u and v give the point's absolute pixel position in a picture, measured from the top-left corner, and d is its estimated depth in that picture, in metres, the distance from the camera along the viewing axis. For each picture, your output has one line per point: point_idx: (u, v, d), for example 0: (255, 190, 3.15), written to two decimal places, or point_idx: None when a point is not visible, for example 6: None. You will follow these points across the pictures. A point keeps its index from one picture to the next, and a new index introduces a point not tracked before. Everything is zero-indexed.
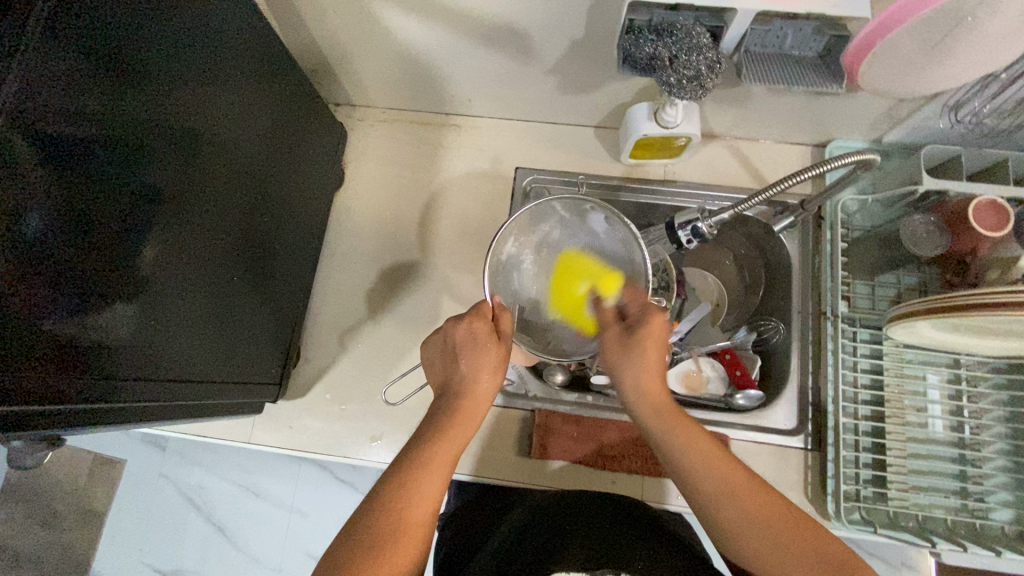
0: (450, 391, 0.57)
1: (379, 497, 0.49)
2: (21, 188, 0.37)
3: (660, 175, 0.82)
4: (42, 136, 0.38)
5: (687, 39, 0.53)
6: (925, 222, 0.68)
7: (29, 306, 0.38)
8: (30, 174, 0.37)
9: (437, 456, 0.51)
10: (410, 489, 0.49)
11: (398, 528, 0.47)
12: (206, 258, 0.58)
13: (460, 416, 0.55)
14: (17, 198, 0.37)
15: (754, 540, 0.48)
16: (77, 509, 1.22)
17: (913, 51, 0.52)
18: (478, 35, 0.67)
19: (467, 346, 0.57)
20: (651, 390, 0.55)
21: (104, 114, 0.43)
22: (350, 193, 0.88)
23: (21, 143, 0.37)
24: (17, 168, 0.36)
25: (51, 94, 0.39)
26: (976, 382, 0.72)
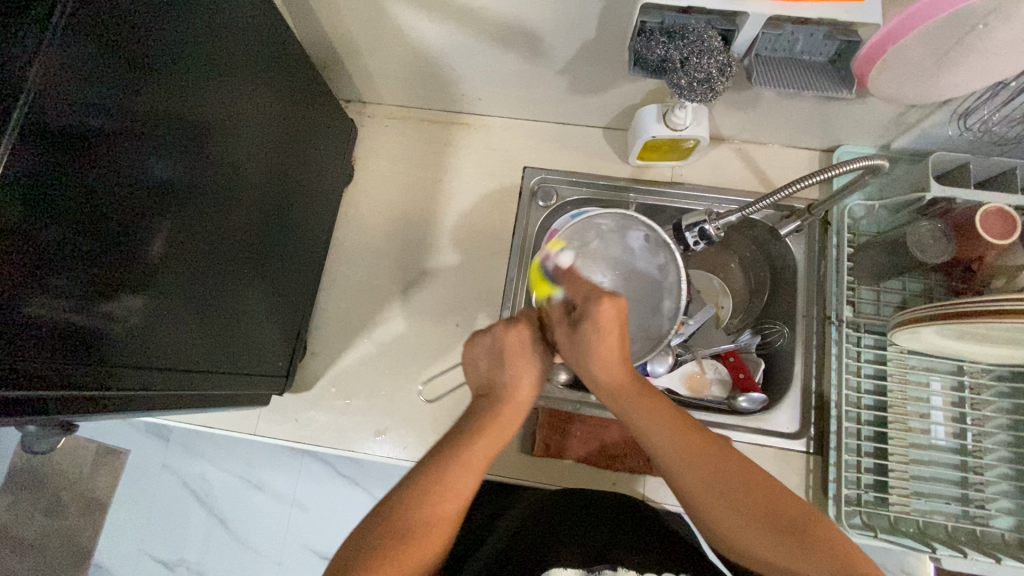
0: (492, 397, 0.58)
1: (410, 486, 0.50)
2: (36, 177, 0.38)
3: (668, 177, 0.83)
4: (58, 126, 0.39)
5: (698, 41, 0.53)
6: (932, 228, 0.67)
7: (42, 293, 0.39)
8: (45, 164, 0.38)
9: (474, 455, 0.52)
10: (441, 482, 0.50)
11: (431, 521, 0.48)
12: (216, 252, 0.58)
13: (495, 420, 0.56)
14: (31, 187, 0.37)
15: (703, 499, 0.50)
16: (81, 497, 1.23)
17: (924, 57, 0.52)
18: (489, 34, 0.67)
19: (519, 351, 0.59)
20: (611, 365, 0.55)
21: (119, 105, 0.43)
22: (359, 189, 0.89)
23: (37, 133, 0.37)
24: (34, 157, 0.37)
25: (67, 86, 0.39)
26: (979, 390, 0.72)
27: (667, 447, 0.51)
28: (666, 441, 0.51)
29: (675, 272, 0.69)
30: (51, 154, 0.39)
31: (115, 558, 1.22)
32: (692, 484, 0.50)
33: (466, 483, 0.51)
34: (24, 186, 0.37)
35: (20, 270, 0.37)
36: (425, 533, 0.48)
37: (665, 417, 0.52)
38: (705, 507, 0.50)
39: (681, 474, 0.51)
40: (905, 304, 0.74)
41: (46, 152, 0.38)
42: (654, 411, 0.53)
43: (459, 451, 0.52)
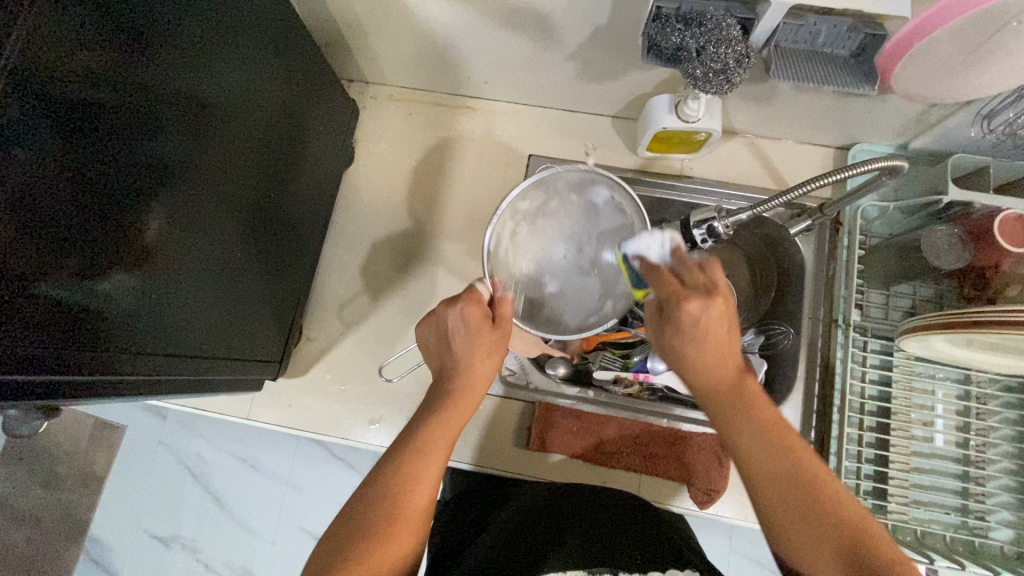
0: (448, 376, 0.56)
1: (378, 488, 0.48)
2: (20, 151, 0.36)
3: (677, 171, 0.81)
4: (47, 100, 0.37)
5: (716, 30, 0.50)
6: (949, 233, 0.65)
7: (32, 274, 0.38)
8: (32, 137, 0.37)
9: (436, 442, 0.51)
10: (404, 479, 0.49)
11: (395, 515, 0.47)
12: (211, 234, 0.57)
13: (450, 408, 0.54)
14: (17, 160, 0.36)
15: (788, 523, 0.43)
16: (78, 471, 1.23)
17: (951, 55, 0.50)
18: (498, 15, 0.65)
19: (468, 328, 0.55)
20: (712, 366, 0.49)
21: (110, 80, 0.41)
22: (360, 172, 0.87)
23: (26, 104, 0.36)
24: (19, 132, 0.36)
25: (56, 59, 0.38)
26: (985, 400, 0.70)
27: (762, 456, 0.45)
28: (764, 449, 0.45)
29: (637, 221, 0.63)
30: (38, 129, 0.37)
31: (110, 533, 1.23)
32: (783, 497, 0.44)
33: (431, 473, 0.50)
34: (9, 161, 0.35)
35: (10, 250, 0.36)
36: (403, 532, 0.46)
37: (775, 426, 0.47)
38: (786, 526, 0.43)
39: (771, 494, 0.44)
40: (914, 310, 0.72)
41: (33, 128, 0.37)
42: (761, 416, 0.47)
43: (418, 447, 0.50)
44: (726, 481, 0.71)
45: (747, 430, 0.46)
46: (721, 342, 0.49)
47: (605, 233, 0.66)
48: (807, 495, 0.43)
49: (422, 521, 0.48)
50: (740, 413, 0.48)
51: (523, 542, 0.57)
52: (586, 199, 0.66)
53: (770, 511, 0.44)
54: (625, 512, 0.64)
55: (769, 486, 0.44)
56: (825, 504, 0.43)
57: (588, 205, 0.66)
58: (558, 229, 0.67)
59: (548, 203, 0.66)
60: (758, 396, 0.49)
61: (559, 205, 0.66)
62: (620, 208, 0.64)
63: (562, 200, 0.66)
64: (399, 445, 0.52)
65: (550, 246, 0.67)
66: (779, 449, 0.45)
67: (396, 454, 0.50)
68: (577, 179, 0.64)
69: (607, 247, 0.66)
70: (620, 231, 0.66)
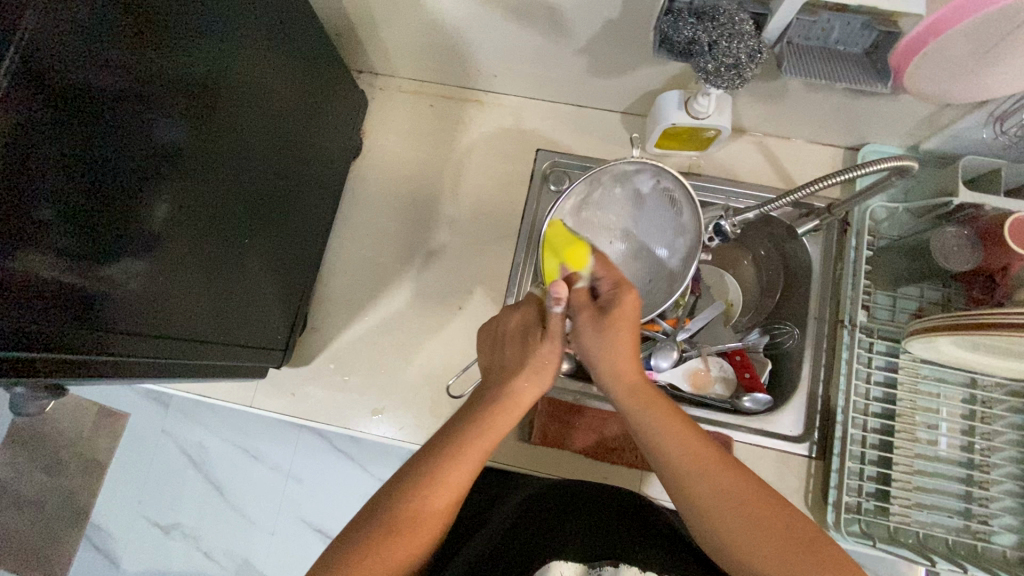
0: (496, 381, 0.56)
1: (411, 483, 0.48)
2: (29, 135, 0.36)
3: (686, 167, 0.80)
4: (56, 79, 0.37)
5: (729, 24, 0.50)
6: (958, 235, 0.65)
7: (38, 254, 0.38)
8: (41, 120, 0.36)
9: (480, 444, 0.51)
10: (438, 478, 0.49)
11: (409, 520, 0.47)
12: (218, 220, 0.57)
13: (501, 412, 0.53)
14: (26, 142, 0.36)
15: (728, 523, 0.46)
16: (81, 456, 1.24)
17: (965, 52, 0.50)
18: (509, 7, 0.65)
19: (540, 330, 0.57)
20: (620, 371, 0.54)
21: (120, 61, 0.41)
22: (367, 163, 0.87)
23: (31, 85, 0.36)
24: (27, 110, 0.36)
25: (66, 38, 0.38)
26: (991, 404, 0.70)
27: (672, 453, 0.49)
28: (683, 453, 0.49)
29: (684, 203, 0.63)
30: (48, 108, 0.37)
31: (111, 518, 1.24)
32: (711, 501, 0.47)
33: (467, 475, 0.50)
34: (19, 139, 0.35)
35: (18, 228, 0.36)
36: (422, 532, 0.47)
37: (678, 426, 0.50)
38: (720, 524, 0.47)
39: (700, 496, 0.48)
40: (921, 312, 0.72)
41: (45, 108, 0.37)
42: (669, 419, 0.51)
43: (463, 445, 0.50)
44: None
45: (663, 435, 0.50)
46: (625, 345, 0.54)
47: (653, 218, 0.68)
48: (731, 498, 0.47)
49: (434, 527, 0.48)
50: (649, 419, 0.51)
51: (521, 538, 0.57)
52: (631, 189, 0.67)
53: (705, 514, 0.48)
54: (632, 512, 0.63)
55: (695, 489, 0.48)
56: (748, 497, 0.47)
57: (632, 197, 0.68)
58: (608, 220, 0.69)
59: (592, 193, 0.67)
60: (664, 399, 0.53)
61: (607, 196, 0.68)
62: (667, 198, 0.65)
63: (605, 191, 0.67)
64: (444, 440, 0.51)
65: (601, 235, 0.69)
66: (693, 450, 0.49)
67: (435, 451, 0.50)
68: (620, 173, 0.66)
69: (655, 232, 0.68)
70: (665, 214, 0.67)
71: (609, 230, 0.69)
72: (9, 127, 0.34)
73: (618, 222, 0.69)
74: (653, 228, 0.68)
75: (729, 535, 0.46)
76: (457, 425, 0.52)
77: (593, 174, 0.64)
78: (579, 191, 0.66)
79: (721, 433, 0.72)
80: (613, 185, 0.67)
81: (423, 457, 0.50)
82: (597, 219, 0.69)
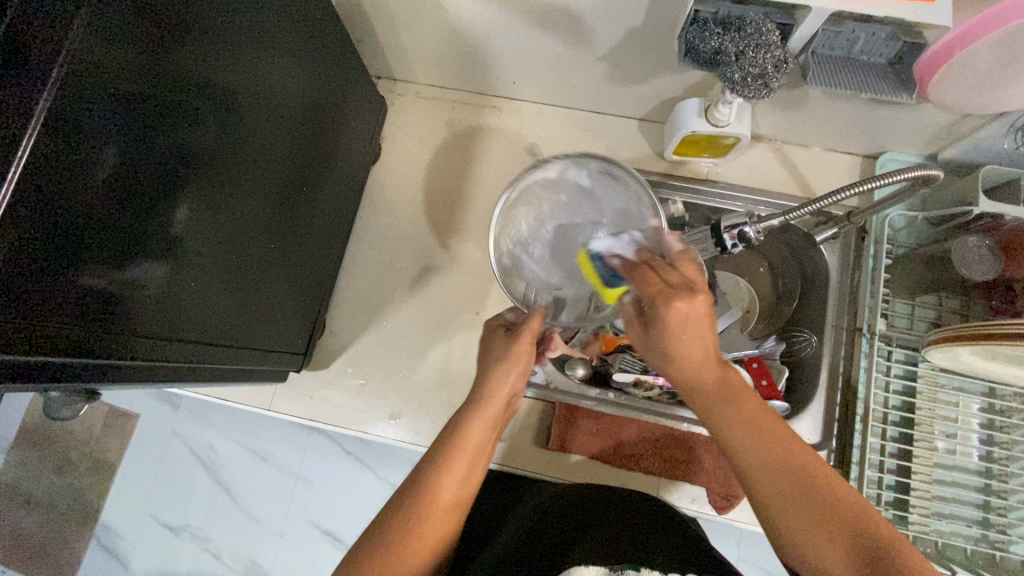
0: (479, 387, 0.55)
1: (398, 508, 0.48)
2: (63, 142, 0.37)
3: (703, 175, 0.81)
4: (87, 89, 0.38)
5: (755, 35, 0.50)
6: (979, 245, 0.65)
7: (68, 261, 0.38)
8: (72, 127, 0.37)
9: (463, 459, 0.50)
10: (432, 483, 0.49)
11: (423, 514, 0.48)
12: (240, 227, 0.57)
13: (475, 422, 0.52)
14: (57, 149, 0.36)
15: (792, 524, 0.43)
16: (91, 457, 1.25)
17: (991, 63, 0.50)
18: (532, 14, 0.65)
19: (499, 343, 0.56)
20: (697, 364, 0.47)
21: (146, 72, 0.42)
22: (384, 168, 0.87)
23: (64, 93, 0.37)
24: (59, 117, 0.36)
25: (100, 52, 0.39)
26: (1009, 413, 0.70)
27: (756, 458, 0.44)
28: (756, 449, 0.45)
29: (628, 175, 0.64)
30: (79, 118, 0.38)
31: (120, 520, 1.24)
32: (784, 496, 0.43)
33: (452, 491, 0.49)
34: (50, 144, 0.36)
35: (49, 235, 0.37)
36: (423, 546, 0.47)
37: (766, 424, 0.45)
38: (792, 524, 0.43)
39: (775, 494, 0.44)
40: (939, 321, 0.72)
41: (75, 118, 0.37)
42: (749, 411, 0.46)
43: (446, 462, 0.50)
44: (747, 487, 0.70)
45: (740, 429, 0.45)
46: (703, 338, 0.46)
47: (608, 207, 0.66)
48: (804, 494, 0.43)
49: (447, 517, 0.49)
50: (723, 408, 0.46)
51: (533, 554, 0.57)
52: (569, 188, 0.67)
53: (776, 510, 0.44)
54: (646, 513, 0.63)
55: (780, 499, 0.43)
56: (833, 509, 0.42)
57: (568, 199, 0.67)
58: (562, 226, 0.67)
59: (538, 205, 0.67)
60: (744, 389, 0.47)
61: (546, 207, 0.67)
62: (610, 172, 0.65)
63: (548, 200, 0.67)
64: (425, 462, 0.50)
65: (558, 240, 0.67)
66: (770, 441, 0.45)
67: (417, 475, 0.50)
68: (543, 183, 0.66)
69: (612, 222, 0.66)
70: (616, 202, 0.66)
71: (565, 231, 0.67)
72: (41, 137, 0.35)
73: (572, 221, 0.67)
74: (608, 216, 0.66)
75: (809, 547, 0.43)
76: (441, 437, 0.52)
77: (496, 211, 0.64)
78: (503, 222, 0.66)
79: None
80: (552, 189, 0.66)
81: (413, 476, 0.50)
82: (548, 224, 0.67)
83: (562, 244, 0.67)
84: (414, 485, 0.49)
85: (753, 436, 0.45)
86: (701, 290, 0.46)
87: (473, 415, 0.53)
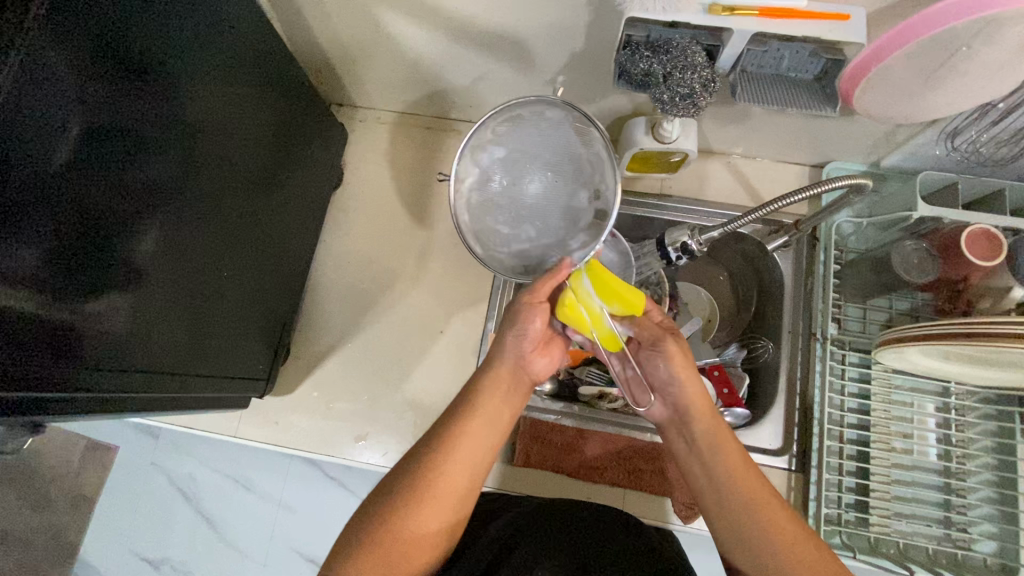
0: (490, 375, 0.57)
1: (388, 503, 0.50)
2: (19, 181, 0.37)
3: (658, 189, 0.83)
4: (34, 115, 0.38)
5: (682, 56, 0.53)
6: (916, 247, 0.68)
7: (10, 290, 0.38)
8: (31, 167, 0.38)
9: (462, 448, 0.52)
10: (434, 471, 0.50)
11: (416, 504, 0.49)
12: (199, 251, 0.58)
13: (477, 410, 0.54)
14: (11, 188, 0.37)
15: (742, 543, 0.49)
16: (69, 493, 1.23)
17: (907, 77, 0.52)
18: (479, 42, 0.68)
19: (505, 333, 0.58)
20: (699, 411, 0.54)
21: (97, 94, 0.42)
22: (349, 193, 0.89)
23: (21, 134, 0.37)
24: (16, 158, 0.37)
25: (52, 75, 0.39)
26: (964, 411, 0.72)
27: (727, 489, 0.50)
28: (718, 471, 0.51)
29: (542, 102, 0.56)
30: (28, 146, 0.38)
31: (100, 554, 1.22)
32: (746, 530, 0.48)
33: (451, 478, 0.50)
34: (6, 184, 0.37)
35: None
36: (425, 538, 0.49)
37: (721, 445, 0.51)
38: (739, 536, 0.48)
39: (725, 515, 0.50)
40: (891, 323, 0.73)
41: (21, 142, 0.37)
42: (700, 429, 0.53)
43: (444, 452, 0.51)
44: None
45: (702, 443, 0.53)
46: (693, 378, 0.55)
47: (547, 139, 0.58)
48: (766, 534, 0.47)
49: (445, 507, 0.50)
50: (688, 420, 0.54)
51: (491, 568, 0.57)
52: (500, 164, 0.59)
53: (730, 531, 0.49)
54: (609, 522, 0.65)
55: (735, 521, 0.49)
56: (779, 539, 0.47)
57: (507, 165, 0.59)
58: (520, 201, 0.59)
59: (491, 186, 0.59)
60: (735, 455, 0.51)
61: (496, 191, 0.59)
62: (508, 120, 0.57)
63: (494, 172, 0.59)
64: (419, 453, 0.52)
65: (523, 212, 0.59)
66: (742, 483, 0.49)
67: (412, 464, 0.51)
68: (483, 186, 0.59)
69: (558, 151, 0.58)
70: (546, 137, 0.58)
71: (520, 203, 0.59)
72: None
73: (528, 173, 0.59)
74: (550, 144, 0.58)
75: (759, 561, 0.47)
76: (443, 426, 0.53)
77: (467, 236, 0.59)
78: (482, 240, 0.59)
79: None
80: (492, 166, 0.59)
81: (414, 458, 0.51)
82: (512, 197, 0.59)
83: (545, 205, 0.59)
84: (410, 473, 0.50)
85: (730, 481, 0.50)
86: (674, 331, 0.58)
87: (475, 402, 0.54)
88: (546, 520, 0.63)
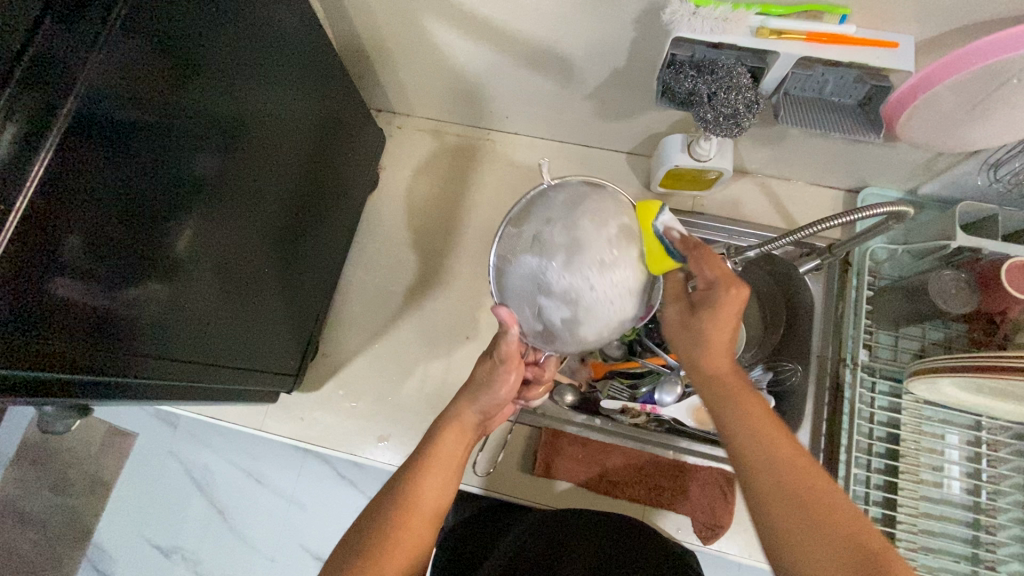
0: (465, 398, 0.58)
1: (365, 541, 0.47)
2: (81, 175, 0.39)
3: (689, 207, 0.83)
4: (106, 114, 0.40)
5: (727, 78, 0.54)
6: (956, 277, 0.66)
7: (63, 280, 0.39)
8: (93, 161, 0.40)
9: (435, 466, 0.52)
10: (418, 484, 0.51)
11: (401, 516, 0.48)
12: (237, 251, 0.59)
13: (450, 431, 0.55)
14: (70, 181, 0.38)
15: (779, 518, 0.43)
16: (88, 476, 1.25)
17: (953, 107, 0.52)
18: (522, 55, 0.69)
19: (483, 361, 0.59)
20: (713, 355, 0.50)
21: (162, 97, 0.44)
22: (382, 196, 0.90)
23: (85, 128, 0.39)
24: (78, 153, 0.38)
25: (118, 76, 0.41)
26: (997, 447, 0.70)
27: (751, 449, 0.45)
28: (765, 460, 0.44)
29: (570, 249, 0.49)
30: (93, 140, 0.39)
31: (113, 539, 1.23)
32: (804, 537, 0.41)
33: (424, 508, 0.50)
34: (69, 177, 0.38)
35: (52, 251, 0.38)
36: (407, 538, 0.48)
37: (778, 439, 0.45)
38: (794, 539, 0.42)
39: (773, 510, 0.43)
40: (923, 352, 0.72)
41: (93, 139, 0.39)
42: (756, 410, 0.47)
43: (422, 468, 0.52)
44: (732, 516, 0.71)
45: (744, 422, 0.46)
46: (725, 342, 0.50)
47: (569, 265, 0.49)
48: (788, 492, 0.43)
49: (427, 523, 0.49)
50: (730, 401, 0.48)
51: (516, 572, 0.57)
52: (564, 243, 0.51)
53: (769, 514, 0.43)
54: (631, 538, 0.64)
55: (764, 488, 0.44)
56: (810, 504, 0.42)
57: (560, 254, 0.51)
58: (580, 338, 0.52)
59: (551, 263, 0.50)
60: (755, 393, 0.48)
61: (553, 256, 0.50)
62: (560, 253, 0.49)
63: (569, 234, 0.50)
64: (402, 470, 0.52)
65: (595, 271, 0.48)
66: (766, 435, 0.45)
67: (397, 478, 0.52)
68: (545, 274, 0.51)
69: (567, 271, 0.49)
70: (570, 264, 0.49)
71: (599, 280, 0.48)
72: (54, 155, 0.37)
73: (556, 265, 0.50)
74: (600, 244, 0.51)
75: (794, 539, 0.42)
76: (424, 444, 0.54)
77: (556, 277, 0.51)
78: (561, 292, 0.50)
79: (720, 469, 0.73)
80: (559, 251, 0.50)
81: (399, 475, 0.52)
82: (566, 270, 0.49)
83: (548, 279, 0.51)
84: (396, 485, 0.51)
85: (756, 432, 0.46)
86: (733, 281, 0.48)
87: (447, 425, 0.55)
88: (568, 521, 0.65)
